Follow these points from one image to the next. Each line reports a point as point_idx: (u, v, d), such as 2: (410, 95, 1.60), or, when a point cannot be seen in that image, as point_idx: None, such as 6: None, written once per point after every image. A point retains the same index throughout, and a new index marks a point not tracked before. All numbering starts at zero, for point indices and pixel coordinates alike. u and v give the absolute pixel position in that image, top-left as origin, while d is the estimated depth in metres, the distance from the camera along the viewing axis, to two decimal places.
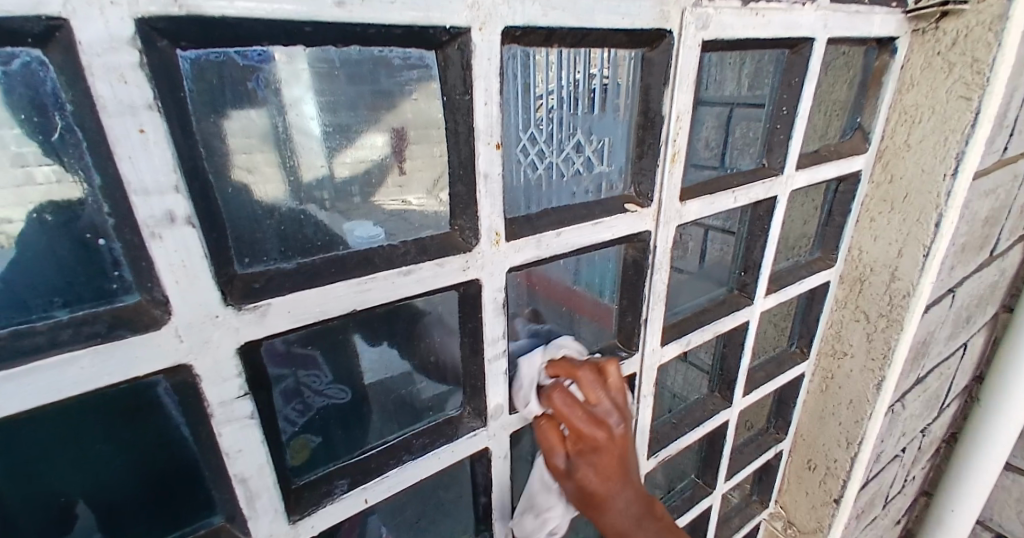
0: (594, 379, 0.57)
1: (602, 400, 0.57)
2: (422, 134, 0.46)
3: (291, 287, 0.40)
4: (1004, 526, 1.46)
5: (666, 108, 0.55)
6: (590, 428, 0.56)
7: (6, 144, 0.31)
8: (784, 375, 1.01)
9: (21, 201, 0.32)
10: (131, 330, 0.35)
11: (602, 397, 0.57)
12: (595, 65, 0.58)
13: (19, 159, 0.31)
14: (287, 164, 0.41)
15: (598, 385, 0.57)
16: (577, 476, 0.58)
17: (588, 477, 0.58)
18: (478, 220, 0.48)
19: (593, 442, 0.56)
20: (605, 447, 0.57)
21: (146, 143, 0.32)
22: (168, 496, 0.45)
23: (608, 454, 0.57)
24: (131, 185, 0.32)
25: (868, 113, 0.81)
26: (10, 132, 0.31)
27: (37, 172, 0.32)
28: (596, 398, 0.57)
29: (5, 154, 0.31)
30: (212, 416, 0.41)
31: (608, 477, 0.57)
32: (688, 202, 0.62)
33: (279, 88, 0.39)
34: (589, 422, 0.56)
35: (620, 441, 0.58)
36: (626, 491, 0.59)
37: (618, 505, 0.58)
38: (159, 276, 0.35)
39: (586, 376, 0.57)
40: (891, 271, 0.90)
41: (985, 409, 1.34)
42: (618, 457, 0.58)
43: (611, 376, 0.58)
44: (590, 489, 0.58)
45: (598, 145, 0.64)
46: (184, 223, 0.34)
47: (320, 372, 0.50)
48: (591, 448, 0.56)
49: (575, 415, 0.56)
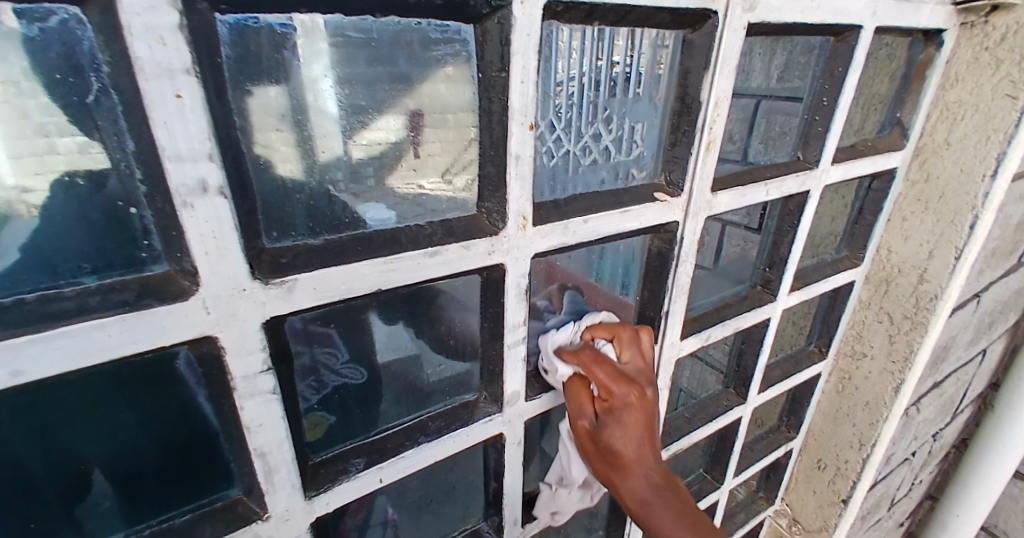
0: (631, 337, 0.60)
1: (633, 357, 0.59)
2: (438, 119, 0.45)
3: (318, 264, 0.40)
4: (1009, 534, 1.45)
5: (704, 94, 0.54)
6: (621, 382, 0.55)
7: (32, 115, 0.30)
8: (800, 374, 1.00)
9: (44, 170, 0.32)
10: (159, 300, 0.35)
11: (633, 356, 0.59)
12: (617, 53, 0.54)
13: (40, 130, 0.31)
14: (303, 142, 0.40)
15: (633, 343, 0.59)
16: (603, 435, 0.55)
17: (615, 436, 0.55)
18: (507, 203, 0.47)
19: (625, 397, 0.55)
20: (635, 403, 0.55)
21: (183, 108, 0.31)
22: (188, 467, 0.45)
23: (637, 412, 0.55)
24: (165, 152, 0.31)
25: (909, 107, 0.79)
26: (33, 101, 0.30)
27: (59, 142, 0.31)
28: (628, 355, 0.59)
29: (25, 123, 0.30)
30: (235, 389, 0.41)
31: (636, 439, 0.55)
32: (719, 193, 0.61)
33: (300, 66, 0.38)
34: (621, 377, 0.56)
35: (649, 403, 0.57)
36: (650, 458, 0.56)
37: (643, 473, 0.56)
38: (189, 247, 0.34)
39: (623, 333, 0.60)
40: (919, 273, 0.88)
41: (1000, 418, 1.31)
42: (646, 420, 0.56)
43: (644, 341, 0.61)
44: (616, 450, 0.55)
45: (619, 133, 0.58)
46: (216, 194, 0.34)
47: (335, 350, 0.49)
48: (620, 404, 0.55)
49: (607, 368, 0.56)
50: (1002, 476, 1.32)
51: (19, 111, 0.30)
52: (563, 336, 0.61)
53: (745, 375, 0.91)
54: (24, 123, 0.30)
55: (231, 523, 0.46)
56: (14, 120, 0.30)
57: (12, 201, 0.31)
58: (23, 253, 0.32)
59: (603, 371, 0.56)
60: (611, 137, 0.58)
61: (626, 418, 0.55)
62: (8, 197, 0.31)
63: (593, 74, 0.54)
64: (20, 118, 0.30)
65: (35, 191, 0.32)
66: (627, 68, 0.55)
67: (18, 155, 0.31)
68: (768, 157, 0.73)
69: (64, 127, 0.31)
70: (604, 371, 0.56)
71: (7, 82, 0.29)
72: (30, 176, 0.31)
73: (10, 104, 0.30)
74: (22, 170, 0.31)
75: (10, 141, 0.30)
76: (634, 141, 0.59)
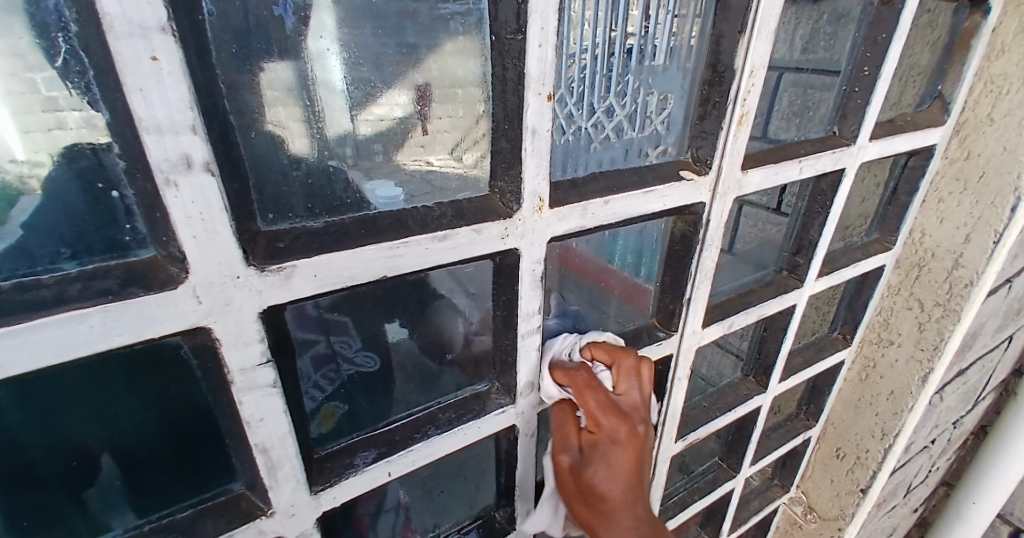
0: (632, 369, 0.54)
1: (631, 389, 0.54)
2: (447, 94, 0.42)
3: (319, 248, 0.37)
4: None
5: (739, 61, 0.50)
6: (609, 416, 0.52)
7: (36, 89, 0.28)
8: (824, 361, 0.96)
9: (50, 146, 0.29)
10: (145, 287, 0.32)
11: (630, 388, 0.54)
12: (633, 24, 0.51)
13: (49, 104, 0.28)
14: (310, 118, 0.37)
15: (633, 375, 0.54)
16: (586, 473, 0.52)
17: (598, 475, 0.52)
18: (523, 182, 0.44)
19: (609, 435, 0.52)
20: (623, 440, 0.52)
21: (159, 73, 0.28)
22: (190, 461, 0.43)
23: (624, 455, 0.52)
24: (142, 122, 0.28)
25: (952, 79, 0.74)
26: (41, 75, 0.28)
27: (67, 117, 0.29)
28: (626, 389, 0.54)
29: (35, 97, 0.28)
30: (233, 382, 0.38)
31: (621, 479, 0.52)
32: (749, 171, 0.57)
33: (304, 35, 0.35)
34: (611, 409, 0.52)
35: (639, 442, 0.53)
36: (638, 502, 0.53)
37: (626, 519, 0.52)
38: (175, 229, 0.31)
39: (624, 362, 0.54)
40: (955, 258, 0.84)
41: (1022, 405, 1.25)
42: (634, 460, 0.52)
43: (648, 375, 0.55)
44: (599, 491, 0.52)
45: (632, 109, 0.54)
46: (202, 170, 0.31)
47: (349, 339, 0.47)
48: (606, 439, 0.52)
49: (599, 396, 0.52)
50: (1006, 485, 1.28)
51: (29, 86, 0.28)
52: (566, 345, 0.58)
53: (766, 363, 0.88)
54: (31, 97, 0.28)
55: (233, 518, 0.44)
56: (22, 95, 0.28)
57: (26, 175, 0.29)
58: (23, 230, 0.30)
59: (593, 398, 0.52)
60: (624, 112, 0.54)
61: (612, 455, 0.51)
62: (19, 172, 0.29)
63: (607, 48, 0.51)
64: (29, 92, 0.28)
65: (41, 165, 0.29)
66: (642, 40, 0.52)
67: (28, 129, 0.29)
68: (789, 135, 0.67)
69: (74, 103, 0.28)
70: (595, 400, 0.52)
71: (12, 57, 0.27)
72: (40, 152, 0.29)
73: (20, 78, 0.27)
74: (34, 146, 0.29)
75: (20, 115, 0.28)
76: (649, 116, 0.55)
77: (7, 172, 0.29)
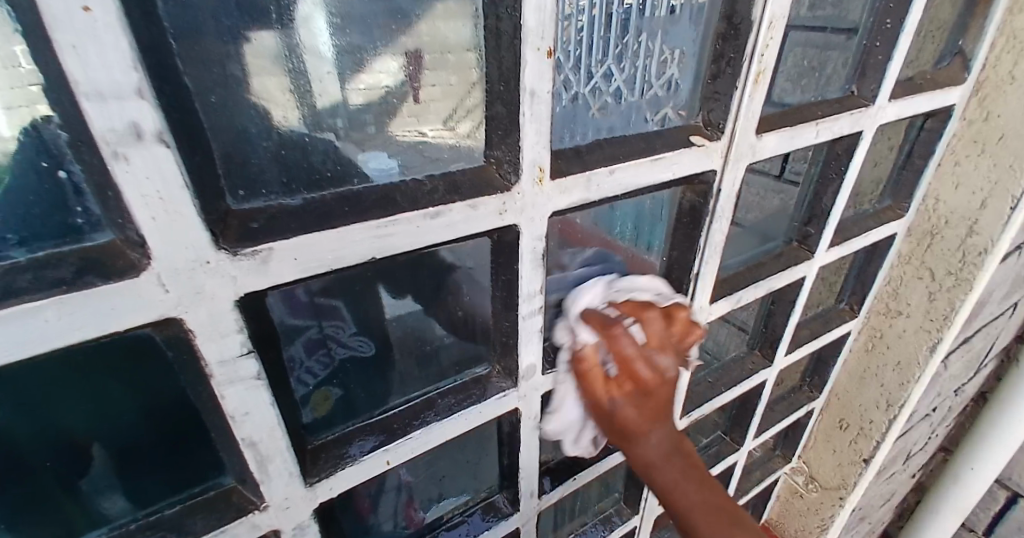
0: (660, 320, 0.51)
1: (660, 339, 0.51)
2: (439, 59, 0.38)
3: (298, 228, 0.34)
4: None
5: (758, 12, 0.46)
6: (645, 365, 0.49)
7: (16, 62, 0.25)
8: (830, 333, 0.94)
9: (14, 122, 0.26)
10: (102, 276, 0.29)
11: (661, 335, 0.51)
12: None
13: (27, 79, 0.25)
14: (299, 85, 0.33)
15: (660, 320, 0.52)
16: (620, 416, 0.50)
17: (628, 413, 0.50)
18: (522, 152, 0.41)
19: (645, 383, 0.49)
20: (655, 381, 0.50)
21: (94, 28, 0.24)
22: (173, 459, 0.40)
23: (660, 391, 0.51)
24: (79, 85, 0.25)
25: (973, 35, 0.70)
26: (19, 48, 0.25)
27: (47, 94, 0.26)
28: (653, 326, 0.51)
29: (14, 71, 0.25)
30: (212, 376, 0.35)
31: (649, 412, 0.51)
32: (764, 136, 0.53)
33: None
34: (643, 353, 0.49)
35: (669, 380, 0.51)
36: (663, 431, 0.52)
37: (659, 444, 0.52)
38: (131, 211, 0.28)
39: (650, 313, 0.51)
40: (969, 225, 0.81)
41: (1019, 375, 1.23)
42: (664, 395, 0.51)
43: (677, 320, 0.53)
44: (631, 426, 0.51)
45: (630, 72, 0.49)
46: (155, 140, 0.27)
47: (342, 323, 0.44)
48: (639, 381, 0.49)
49: (629, 339, 0.49)
50: (1000, 462, 1.28)
51: (9, 58, 0.25)
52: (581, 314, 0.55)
53: (774, 336, 0.85)
54: (13, 72, 0.25)
55: (223, 515, 0.41)
56: (4, 69, 0.25)
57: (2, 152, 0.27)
58: None
59: (627, 339, 0.49)
60: (623, 76, 0.48)
61: (643, 397, 0.50)
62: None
63: (605, 8, 0.45)
64: (6, 65, 0.25)
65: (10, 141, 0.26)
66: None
67: (11, 103, 0.26)
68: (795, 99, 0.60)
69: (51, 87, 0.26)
70: (627, 341, 0.49)
71: None
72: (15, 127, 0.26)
73: None
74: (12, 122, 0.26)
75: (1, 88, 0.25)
76: (648, 80, 0.50)
77: None
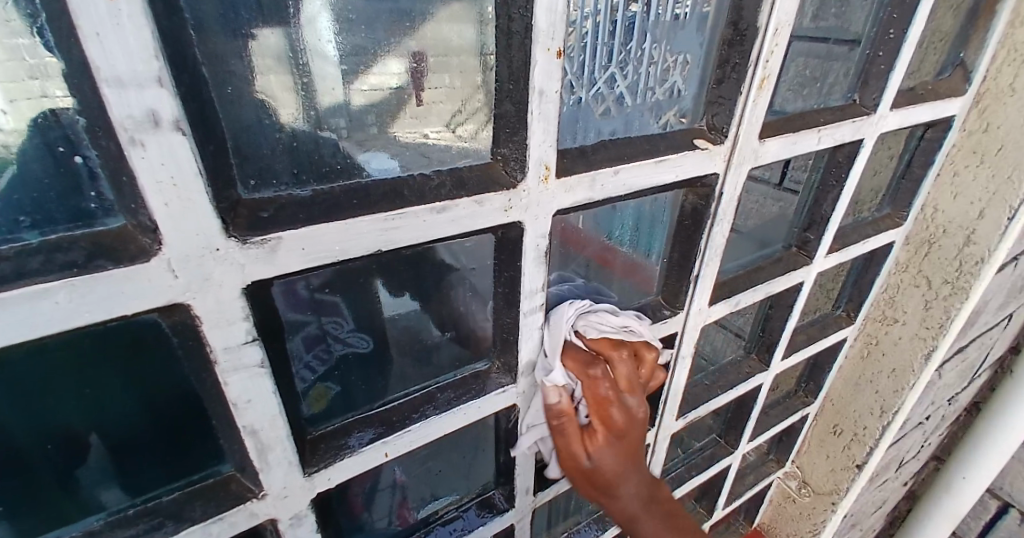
0: (631, 360, 0.52)
1: (635, 386, 0.52)
2: (442, 63, 0.38)
3: (305, 220, 0.34)
4: (1014, 496, 1.38)
5: (763, 18, 0.47)
6: (619, 416, 0.51)
7: (20, 56, 0.25)
8: (827, 339, 0.95)
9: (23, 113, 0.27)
10: (114, 261, 0.29)
11: (636, 380, 0.53)
12: None
13: (35, 71, 0.26)
14: (302, 83, 0.34)
15: (631, 357, 0.52)
16: (598, 469, 0.54)
17: (605, 462, 0.53)
18: (528, 150, 0.41)
19: (617, 430, 0.52)
20: (631, 430, 0.53)
21: (117, 16, 0.24)
22: (174, 445, 0.41)
23: (632, 432, 0.54)
24: (100, 72, 0.25)
25: (975, 46, 0.70)
26: (23, 42, 0.25)
27: (53, 88, 0.26)
28: (619, 367, 0.51)
29: (19, 63, 0.25)
30: (217, 362, 0.36)
31: (625, 460, 0.54)
32: (767, 140, 0.54)
33: None
34: (619, 402, 0.51)
35: (640, 423, 0.54)
36: (635, 476, 0.56)
37: (631, 488, 0.56)
38: (145, 197, 0.28)
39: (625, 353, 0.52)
40: (966, 235, 0.81)
41: (1011, 386, 1.24)
42: (638, 441, 0.55)
43: (646, 358, 0.54)
44: (606, 474, 0.54)
45: (633, 79, 0.49)
46: (172, 128, 0.27)
47: (342, 319, 0.44)
48: (615, 433, 0.52)
49: (606, 385, 0.51)
50: (990, 472, 1.28)
51: (13, 53, 0.25)
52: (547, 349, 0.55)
53: (770, 340, 0.86)
54: (16, 65, 0.26)
55: (222, 503, 0.42)
56: (5, 62, 0.25)
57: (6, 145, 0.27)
58: None
59: (603, 387, 0.51)
60: (626, 82, 0.49)
61: (618, 445, 0.53)
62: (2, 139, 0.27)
63: (610, 14, 0.45)
64: (11, 59, 0.25)
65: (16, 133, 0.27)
66: (646, 6, 0.47)
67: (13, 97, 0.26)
68: (796, 108, 0.60)
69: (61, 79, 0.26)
70: (606, 387, 0.51)
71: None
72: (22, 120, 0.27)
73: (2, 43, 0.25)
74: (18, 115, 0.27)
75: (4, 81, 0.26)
76: (650, 87, 0.50)
77: None
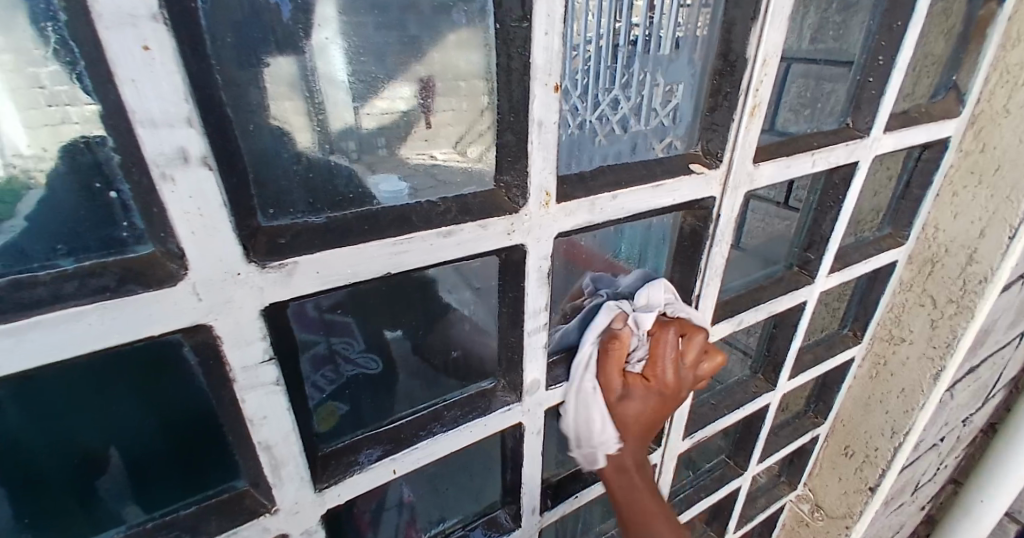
0: (694, 347, 0.55)
1: (682, 369, 0.55)
2: (451, 86, 0.41)
3: (319, 245, 0.36)
4: None
5: (752, 49, 0.49)
6: (659, 369, 0.54)
7: (40, 83, 0.27)
8: (833, 358, 0.95)
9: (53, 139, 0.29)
10: (143, 285, 0.31)
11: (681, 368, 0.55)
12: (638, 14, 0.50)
13: (53, 99, 0.28)
14: (313, 111, 0.36)
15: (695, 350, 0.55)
16: (622, 407, 0.56)
17: (630, 405, 0.56)
18: (529, 177, 0.43)
19: (662, 384, 0.54)
20: (664, 390, 0.55)
21: (152, 63, 0.27)
22: (192, 460, 0.42)
23: (668, 397, 0.56)
24: (135, 114, 0.27)
25: (967, 69, 0.72)
26: (44, 70, 0.27)
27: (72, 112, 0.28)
28: (665, 344, 0.54)
29: (39, 92, 0.28)
30: (234, 381, 0.37)
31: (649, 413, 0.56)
32: (761, 164, 0.56)
33: (309, 28, 0.34)
34: (666, 361, 0.54)
35: (671, 398, 0.56)
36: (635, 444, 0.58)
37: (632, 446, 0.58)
38: (173, 226, 0.31)
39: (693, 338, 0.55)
40: (969, 253, 0.82)
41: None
42: (663, 410, 0.57)
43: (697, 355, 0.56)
44: (626, 418, 0.56)
45: (637, 101, 0.53)
46: (199, 163, 0.30)
47: (352, 340, 0.47)
48: (656, 383, 0.54)
49: (669, 345, 0.54)
50: (1007, 496, 1.27)
51: (32, 80, 0.27)
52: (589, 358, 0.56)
53: (776, 360, 0.86)
54: (37, 92, 0.28)
55: (237, 517, 0.43)
56: (27, 89, 0.27)
57: (31, 169, 0.29)
58: (29, 224, 0.29)
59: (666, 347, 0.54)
60: (629, 105, 0.53)
61: (651, 397, 0.55)
62: (25, 165, 0.29)
63: (612, 38, 0.50)
64: (32, 86, 0.27)
65: (45, 158, 0.29)
66: (647, 30, 0.51)
67: (34, 123, 0.28)
68: (798, 127, 0.65)
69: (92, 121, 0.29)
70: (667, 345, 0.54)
71: (17, 51, 0.27)
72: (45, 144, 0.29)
73: (23, 73, 0.27)
74: (35, 139, 0.28)
75: (29, 111, 0.28)
76: (654, 108, 0.54)
77: (14, 165, 0.28)
